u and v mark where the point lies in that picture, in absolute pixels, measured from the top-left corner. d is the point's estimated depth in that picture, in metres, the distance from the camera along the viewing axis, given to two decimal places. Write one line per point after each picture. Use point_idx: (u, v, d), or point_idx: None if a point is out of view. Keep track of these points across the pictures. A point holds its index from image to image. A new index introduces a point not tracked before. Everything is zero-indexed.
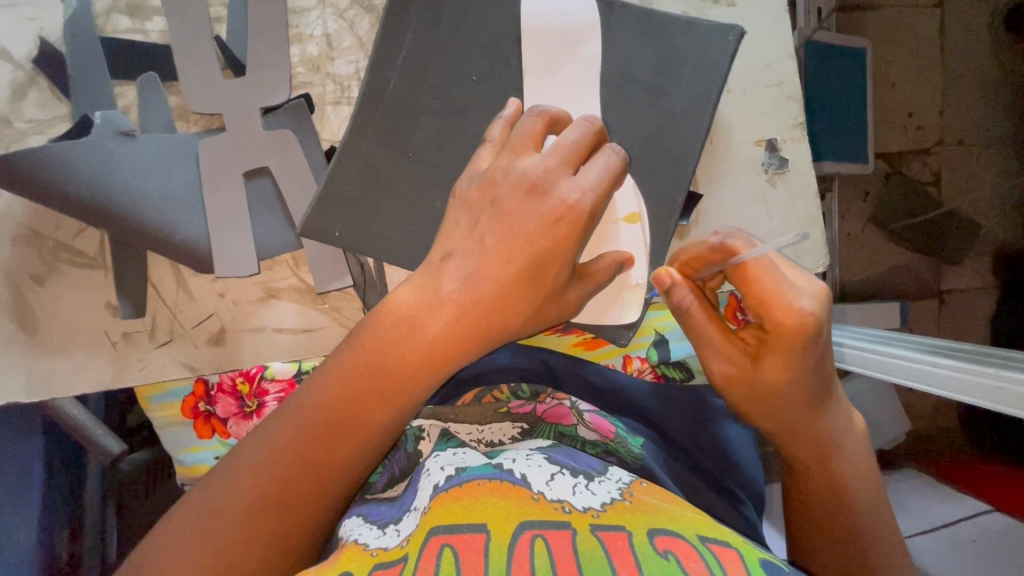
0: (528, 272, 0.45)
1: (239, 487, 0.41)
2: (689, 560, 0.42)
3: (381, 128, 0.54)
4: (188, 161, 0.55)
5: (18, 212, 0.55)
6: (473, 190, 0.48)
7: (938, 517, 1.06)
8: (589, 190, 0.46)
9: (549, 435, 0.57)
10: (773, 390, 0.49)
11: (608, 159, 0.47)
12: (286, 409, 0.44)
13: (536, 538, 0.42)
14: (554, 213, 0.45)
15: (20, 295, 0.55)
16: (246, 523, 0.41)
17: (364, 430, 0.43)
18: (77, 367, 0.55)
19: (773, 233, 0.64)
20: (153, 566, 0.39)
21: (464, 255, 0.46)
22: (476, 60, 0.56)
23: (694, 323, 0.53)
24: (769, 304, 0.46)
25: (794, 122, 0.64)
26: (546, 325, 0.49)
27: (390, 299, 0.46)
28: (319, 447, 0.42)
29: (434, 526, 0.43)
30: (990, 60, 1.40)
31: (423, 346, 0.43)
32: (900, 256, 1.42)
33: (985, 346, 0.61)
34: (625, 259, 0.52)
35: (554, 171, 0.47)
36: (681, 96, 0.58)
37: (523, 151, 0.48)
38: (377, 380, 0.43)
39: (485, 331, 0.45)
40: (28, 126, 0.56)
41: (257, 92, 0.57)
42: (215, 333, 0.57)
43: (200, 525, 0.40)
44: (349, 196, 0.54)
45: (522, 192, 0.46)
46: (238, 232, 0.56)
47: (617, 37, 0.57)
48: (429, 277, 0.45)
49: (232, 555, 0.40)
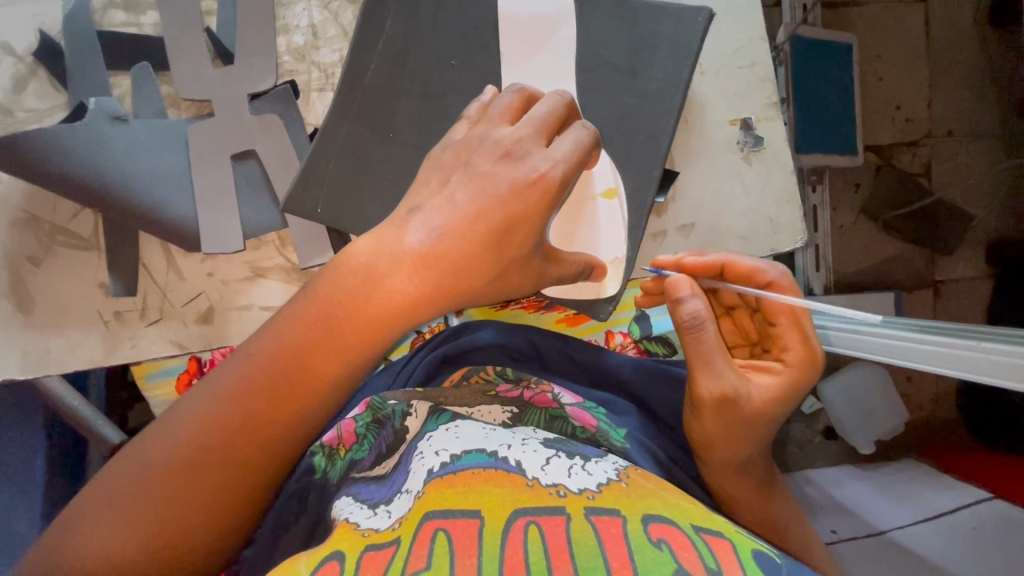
0: (495, 234, 0.46)
1: (180, 436, 0.43)
2: (683, 551, 0.42)
3: (363, 110, 0.56)
4: (179, 144, 0.58)
5: (17, 197, 0.57)
6: (447, 161, 0.49)
7: (934, 506, 1.06)
8: (559, 161, 0.47)
9: (540, 421, 0.58)
10: (727, 406, 0.53)
11: (579, 134, 0.49)
12: (234, 360, 0.44)
13: (530, 525, 0.43)
14: (526, 178, 0.47)
15: (18, 277, 0.57)
16: (183, 473, 0.42)
17: (311, 382, 0.43)
18: (71, 345, 0.57)
19: (750, 211, 0.65)
20: (95, 511, 0.42)
21: (432, 210, 0.46)
22: (455, 45, 0.58)
23: (698, 341, 0.53)
24: (804, 345, 0.57)
25: (768, 101, 0.66)
26: (511, 293, 0.50)
27: (353, 249, 0.46)
28: (261, 399, 0.43)
29: (428, 511, 0.44)
30: (975, 52, 1.42)
31: (380, 300, 0.44)
32: (891, 247, 1.43)
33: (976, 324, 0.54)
34: (594, 264, 0.56)
35: (529, 141, 0.48)
36: (655, 76, 0.60)
37: (499, 123, 0.50)
38: (328, 332, 0.43)
39: (443, 287, 0.45)
40: (27, 115, 0.58)
41: (245, 79, 0.59)
42: (204, 311, 0.59)
43: (134, 474, 0.42)
44: (332, 175, 0.56)
45: (497, 159, 0.48)
46: (227, 213, 0.58)
47: (591, 21, 0.60)
48: (391, 231, 0.46)
49: (165, 503, 0.42)
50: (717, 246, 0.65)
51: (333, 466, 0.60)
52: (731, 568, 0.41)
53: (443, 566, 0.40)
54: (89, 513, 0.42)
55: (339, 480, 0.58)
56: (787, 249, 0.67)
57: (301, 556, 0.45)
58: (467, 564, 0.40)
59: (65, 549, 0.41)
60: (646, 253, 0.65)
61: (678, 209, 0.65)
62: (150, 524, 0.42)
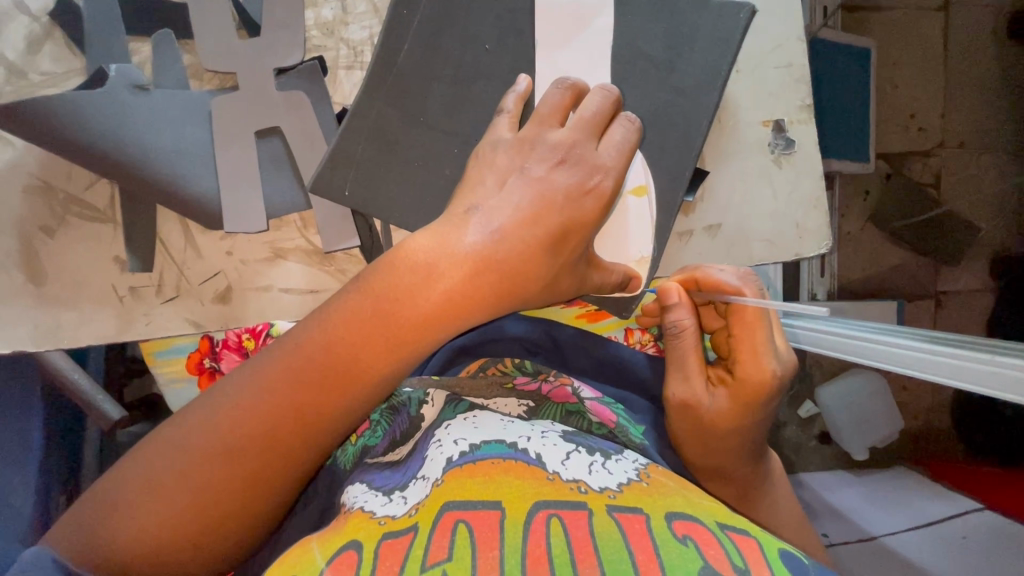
0: (547, 231, 0.50)
1: (222, 423, 0.44)
2: (709, 547, 0.41)
3: (394, 91, 0.54)
4: (201, 118, 0.56)
5: (31, 163, 0.55)
6: (500, 165, 0.52)
7: (926, 515, 1.07)
8: (611, 168, 0.54)
9: (556, 415, 0.56)
10: (692, 407, 0.57)
11: (629, 133, 0.55)
12: (282, 348, 0.46)
13: (552, 517, 0.42)
14: (580, 186, 0.52)
15: (30, 246, 0.55)
16: (222, 459, 0.43)
17: (359, 370, 0.46)
18: (83, 319, 0.56)
19: (779, 214, 0.64)
20: (127, 497, 0.43)
21: (486, 211, 0.50)
22: (490, 28, 0.56)
23: (678, 346, 0.60)
24: (759, 359, 0.56)
25: (802, 104, 0.65)
26: (558, 295, 0.54)
27: (408, 243, 0.50)
28: (309, 389, 0.45)
29: (447, 502, 0.43)
30: (993, 64, 1.41)
31: (433, 297, 0.47)
32: (897, 256, 1.43)
33: (994, 342, 0.53)
34: (633, 275, 0.58)
35: (582, 145, 0.53)
36: (692, 72, 0.59)
37: (549, 124, 0.53)
38: (382, 323, 0.46)
39: (492, 282, 0.49)
40: (42, 79, 0.56)
41: (271, 52, 0.57)
42: (221, 291, 0.58)
43: (173, 461, 0.43)
44: (360, 157, 0.54)
45: (553, 165, 0.52)
46: (250, 191, 0.56)
47: (629, 12, 0.58)
48: (450, 228, 0.49)
49: (203, 492, 0.43)
50: (744, 248, 0.64)
51: (347, 455, 0.60)
52: (758, 565, 0.41)
53: (466, 557, 0.39)
54: (126, 498, 0.43)
55: (352, 466, 0.58)
56: (810, 255, 0.66)
57: (317, 544, 0.44)
58: (489, 556, 0.39)
59: (98, 528, 0.42)
60: (672, 251, 0.64)
61: (706, 208, 0.63)
62: (189, 508, 0.43)
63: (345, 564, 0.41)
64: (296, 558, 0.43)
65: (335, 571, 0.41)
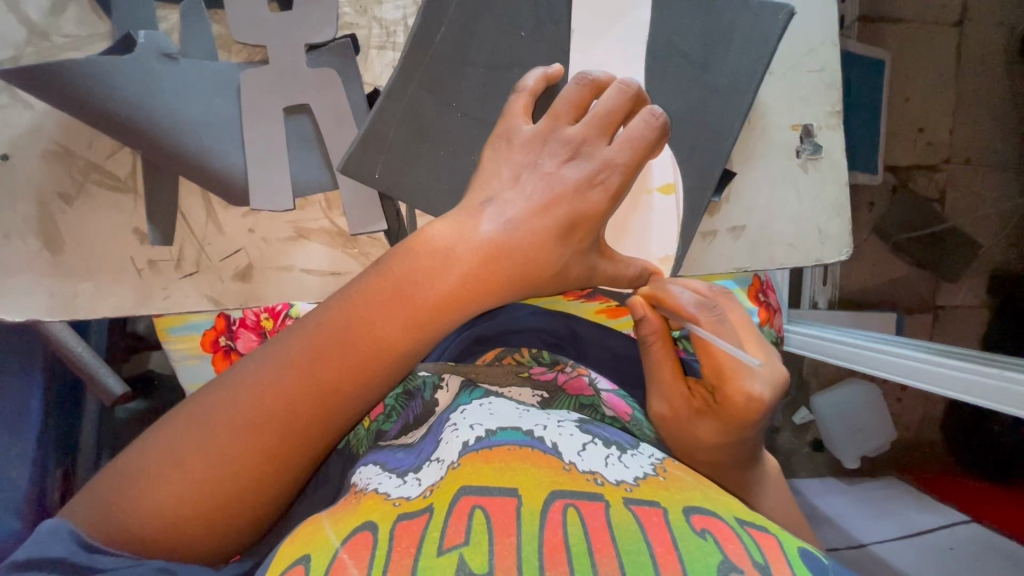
0: (566, 224, 0.51)
1: (246, 398, 0.44)
2: (728, 542, 0.41)
3: (427, 74, 0.54)
4: (229, 91, 0.55)
5: (51, 128, 0.53)
6: (522, 158, 0.52)
7: (915, 525, 1.10)
8: (620, 160, 0.53)
9: (570, 405, 0.56)
10: (678, 421, 0.55)
11: (649, 125, 0.53)
12: (302, 328, 0.47)
13: (569, 507, 0.42)
14: (587, 176, 0.52)
15: (46, 213, 0.54)
16: (243, 435, 0.43)
17: (381, 350, 0.46)
18: (100, 291, 0.55)
19: (800, 219, 0.63)
20: (146, 472, 0.42)
21: (499, 202, 0.50)
22: (527, 15, 0.56)
23: (652, 359, 0.57)
24: (734, 381, 0.54)
25: (831, 109, 0.64)
26: (569, 286, 0.54)
27: (426, 229, 0.50)
28: (331, 362, 0.45)
29: (463, 486, 0.42)
30: (1004, 83, 1.42)
31: (453, 279, 0.47)
32: (899, 269, 1.44)
33: (979, 355, 0.73)
34: (653, 271, 0.58)
35: (592, 141, 0.53)
36: (726, 71, 0.58)
37: (564, 120, 0.53)
38: (403, 303, 0.47)
39: (512, 268, 0.49)
40: (65, 41, 0.55)
41: (302, 26, 0.55)
42: (241, 268, 0.57)
43: (195, 435, 0.43)
44: (391, 139, 0.53)
45: (564, 159, 0.52)
46: (277, 168, 0.55)
47: (667, 8, 0.58)
48: (464, 217, 0.50)
49: (223, 468, 0.43)
50: (765, 252, 0.63)
51: (361, 439, 0.59)
52: (777, 560, 0.41)
53: (483, 542, 0.39)
54: (147, 469, 0.42)
55: (364, 449, 0.57)
56: (830, 261, 0.65)
57: (334, 522, 0.44)
58: (506, 542, 0.39)
59: (117, 502, 0.42)
60: (694, 254, 0.63)
61: (731, 209, 0.62)
62: (210, 484, 0.42)
63: (360, 544, 0.41)
64: (310, 538, 0.44)
65: (350, 551, 0.40)
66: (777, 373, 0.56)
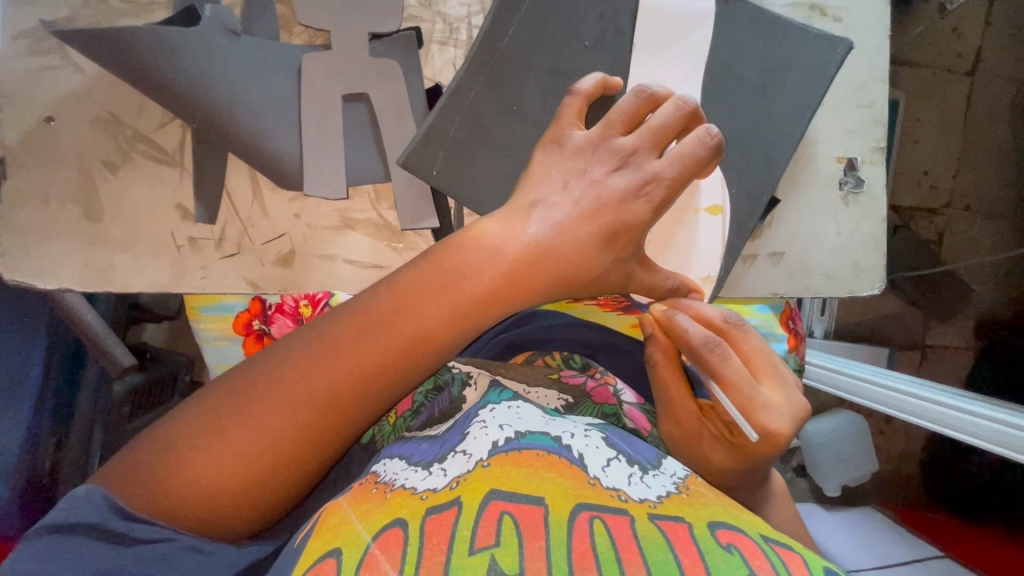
0: (609, 234, 0.50)
1: (290, 376, 0.43)
2: (754, 557, 0.39)
3: (491, 75, 0.54)
4: (289, 72, 0.55)
5: (101, 92, 0.54)
6: (574, 165, 0.51)
7: (892, 554, 1.11)
8: (665, 170, 0.51)
9: (594, 412, 0.55)
10: (688, 436, 0.54)
11: (702, 139, 0.52)
12: (345, 310, 0.46)
13: (595, 518, 0.39)
14: (637, 183, 0.51)
15: (90, 179, 0.55)
16: (286, 410, 0.42)
17: (429, 336, 0.45)
18: (137, 264, 0.55)
19: (838, 250, 0.64)
20: (181, 441, 0.41)
21: (549, 205, 0.49)
22: (593, 25, 0.56)
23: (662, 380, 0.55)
24: (751, 417, 0.50)
25: (876, 146, 0.65)
26: (607, 291, 0.53)
27: (478, 228, 0.50)
28: (374, 345, 0.44)
29: (491, 490, 0.40)
30: (1008, 135, 1.46)
31: (502, 270, 0.47)
32: (893, 306, 1.46)
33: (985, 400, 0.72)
34: (695, 289, 0.58)
35: (643, 153, 0.52)
36: (781, 99, 0.59)
37: (614, 132, 0.52)
38: (452, 292, 0.46)
39: (558, 268, 0.49)
40: (125, 6, 0.54)
41: (369, 16, 0.55)
42: (283, 254, 0.57)
43: (238, 408, 0.42)
44: (452, 137, 0.54)
45: (613, 168, 0.51)
46: (330, 155, 0.55)
47: (728, 30, 0.59)
48: (513, 218, 0.49)
49: (262, 442, 0.41)
50: (803, 280, 0.64)
51: (385, 436, 0.58)
52: None
53: (513, 546, 0.37)
54: (184, 437, 0.41)
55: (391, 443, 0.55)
56: (863, 294, 0.66)
57: (361, 514, 0.42)
58: (536, 546, 0.37)
59: (160, 478, 0.40)
60: (735, 275, 0.63)
61: (773, 235, 0.63)
62: (247, 458, 0.41)
63: (392, 540, 0.38)
64: (336, 533, 0.41)
65: (382, 548, 0.38)
66: (792, 403, 0.52)
